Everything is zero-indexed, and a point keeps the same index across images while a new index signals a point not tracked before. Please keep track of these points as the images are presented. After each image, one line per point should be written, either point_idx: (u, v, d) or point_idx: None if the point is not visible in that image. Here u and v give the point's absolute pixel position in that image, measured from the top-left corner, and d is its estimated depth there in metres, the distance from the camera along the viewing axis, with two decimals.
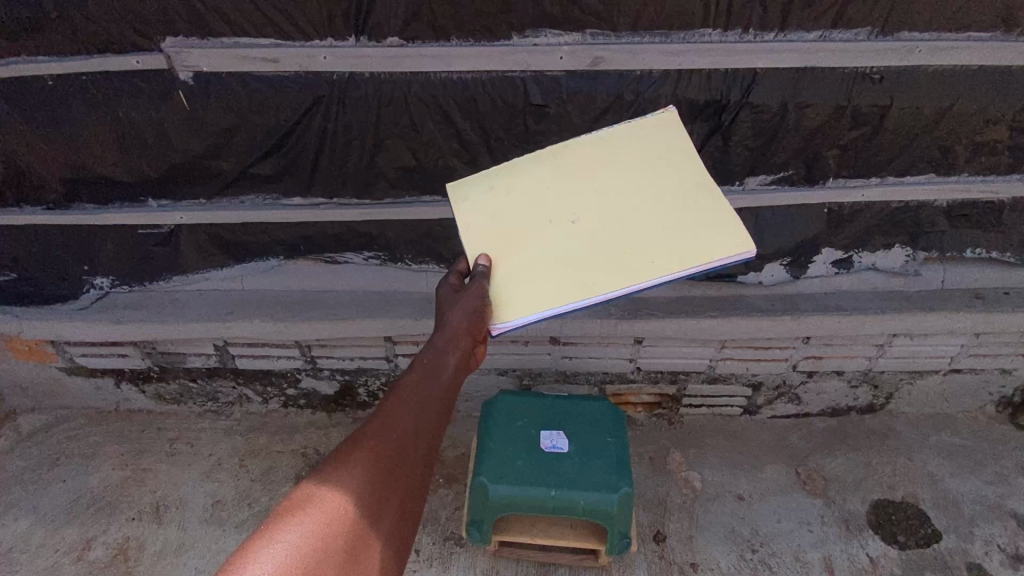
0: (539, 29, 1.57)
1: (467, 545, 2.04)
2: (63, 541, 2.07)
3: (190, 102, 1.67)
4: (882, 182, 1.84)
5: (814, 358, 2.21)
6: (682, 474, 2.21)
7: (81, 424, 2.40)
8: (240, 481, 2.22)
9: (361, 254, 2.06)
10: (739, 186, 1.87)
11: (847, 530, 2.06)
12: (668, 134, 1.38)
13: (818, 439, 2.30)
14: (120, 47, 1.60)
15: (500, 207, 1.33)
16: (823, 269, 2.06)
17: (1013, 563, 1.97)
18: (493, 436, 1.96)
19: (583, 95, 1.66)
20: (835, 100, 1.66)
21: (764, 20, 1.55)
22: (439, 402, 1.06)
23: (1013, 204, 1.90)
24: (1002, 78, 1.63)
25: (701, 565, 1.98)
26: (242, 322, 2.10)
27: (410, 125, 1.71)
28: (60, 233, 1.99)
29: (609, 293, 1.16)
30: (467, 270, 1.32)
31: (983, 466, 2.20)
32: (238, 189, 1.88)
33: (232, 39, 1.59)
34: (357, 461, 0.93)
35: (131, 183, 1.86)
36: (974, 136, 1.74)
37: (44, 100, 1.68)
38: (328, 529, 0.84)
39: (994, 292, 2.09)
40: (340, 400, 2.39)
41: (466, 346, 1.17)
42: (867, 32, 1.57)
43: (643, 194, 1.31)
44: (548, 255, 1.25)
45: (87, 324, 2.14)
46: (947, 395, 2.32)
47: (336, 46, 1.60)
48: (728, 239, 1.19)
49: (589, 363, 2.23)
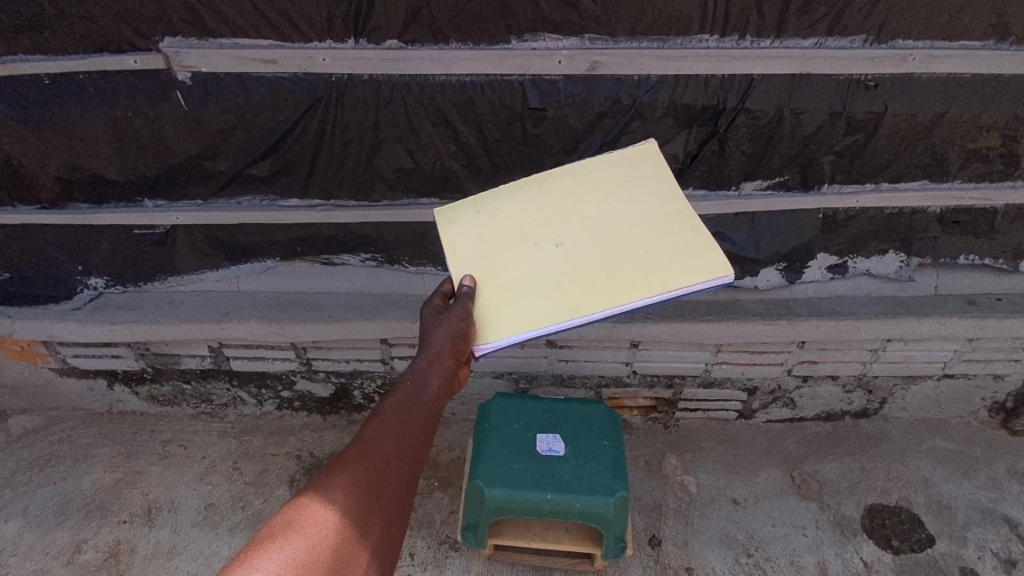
0: (538, 34, 1.58)
1: (462, 549, 2.03)
2: (53, 544, 2.05)
3: (187, 102, 1.67)
4: (875, 188, 1.86)
5: (809, 363, 2.22)
6: (678, 478, 2.21)
7: (73, 425, 2.38)
8: (234, 483, 2.21)
9: (358, 255, 2.06)
10: (735, 191, 1.87)
11: (842, 535, 2.06)
12: (652, 164, 1.40)
13: (813, 443, 2.31)
14: (117, 47, 1.60)
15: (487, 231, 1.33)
16: (818, 275, 2.08)
17: (1006, 568, 1.98)
18: (490, 440, 1.95)
19: (581, 98, 1.67)
20: (830, 107, 1.68)
21: (760, 26, 1.57)
22: (422, 423, 1.06)
23: (1007, 211, 1.91)
24: (993, 87, 1.65)
25: (696, 569, 1.99)
26: (236, 323, 2.09)
27: (408, 127, 1.71)
28: (54, 233, 1.98)
29: (590, 316, 1.16)
30: (453, 292, 1.32)
31: (977, 470, 2.22)
32: (235, 189, 1.87)
33: (230, 40, 1.59)
34: (340, 483, 0.93)
35: (126, 184, 1.85)
36: (966, 144, 1.76)
37: (39, 99, 1.68)
38: (309, 556, 0.84)
39: (986, 298, 2.11)
40: (335, 402, 2.39)
41: (449, 367, 1.17)
42: (862, 39, 1.58)
43: (627, 218, 1.32)
44: (533, 277, 1.25)
45: (80, 324, 2.12)
46: (941, 400, 2.33)
47: (335, 47, 1.60)
48: (708, 264, 1.19)
49: (584, 366, 2.23)
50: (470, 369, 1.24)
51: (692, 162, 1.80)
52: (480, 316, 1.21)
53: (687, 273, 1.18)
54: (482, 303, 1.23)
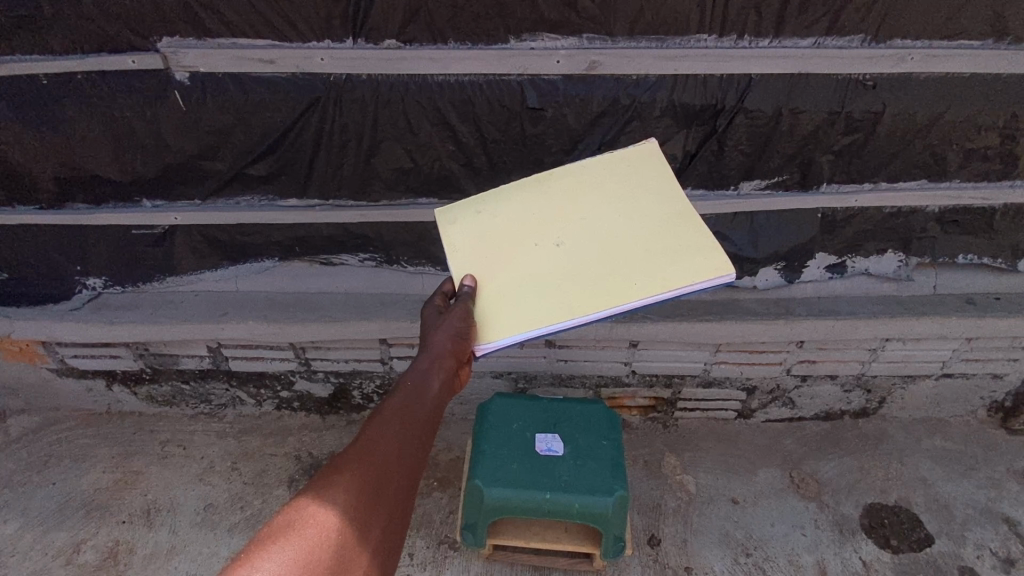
0: (536, 33, 1.58)
1: (461, 549, 2.03)
2: (52, 544, 2.05)
3: (185, 102, 1.67)
4: (874, 188, 1.86)
5: (808, 362, 2.22)
6: (677, 477, 2.21)
7: (72, 426, 2.38)
8: (233, 483, 2.21)
9: (357, 255, 2.05)
10: (734, 190, 1.87)
11: (840, 534, 2.06)
12: (652, 164, 1.40)
13: (812, 443, 2.31)
14: (115, 47, 1.60)
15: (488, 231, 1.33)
16: (817, 274, 2.08)
17: (1006, 567, 1.98)
18: (489, 440, 1.96)
19: (579, 98, 1.67)
20: (829, 106, 1.68)
21: (759, 26, 1.57)
22: (423, 424, 1.06)
23: (1006, 211, 1.91)
24: (991, 86, 1.65)
25: (695, 569, 1.99)
26: (235, 323, 2.09)
27: (406, 127, 1.71)
28: (52, 233, 1.98)
29: (590, 316, 1.16)
30: (453, 292, 1.32)
31: (975, 470, 2.22)
32: (233, 189, 1.87)
33: (228, 40, 1.59)
34: (341, 484, 0.92)
35: (124, 184, 1.85)
36: (965, 144, 1.76)
37: (37, 99, 1.68)
38: (309, 557, 0.84)
39: (985, 297, 2.11)
40: (334, 402, 2.39)
41: (450, 367, 1.17)
42: (860, 39, 1.58)
43: (627, 217, 1.32)
44: (533, 277, 1.25)
45: (79, 325, 2.12)
46: (940, 399, 2.33)
47: (334, 48, 1.60)
48: (708, 264, 1.19)
49: (583, 366, 2.23)
50: (470, 370, 1.24)
51: (690, 162, 1.80)
52: (480, 317, 1.21)
53: (687, 273, 1.18)
54: (482, 303, 1.23)
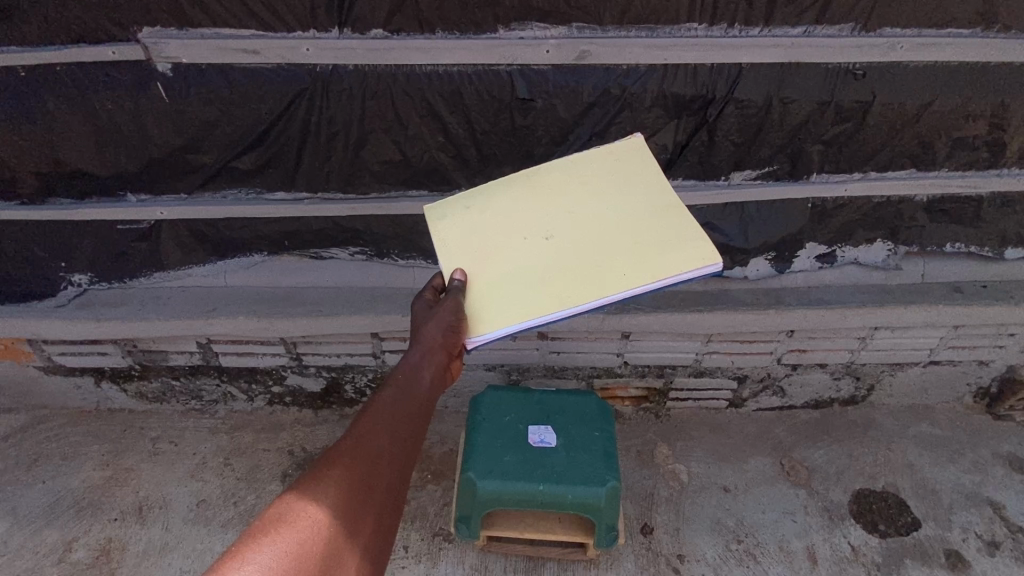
0: (525, 23, 1.57)
1: (456, 541, 2.04)
2: (44, 543, 2.04)
3: (168, 93, 1.64)
4: (863, 177, 1.86)
5: (798, 351, 2.24)
6: (670, 466, 2.23)
7: (60, 424, 2.35)
8: (226, 480, 2.20)
9: (347, 249, 2.04)
10: (724, 181, 1.88)
11: (830, 520, 2.09)
12: (639, 158, 1.40)
13: (802, 431, 2.34)
14: (95, 38, 1.57)
15: (476, 226, 1.33)
16: (808, 264, 2.09)
17: (990, 550, 2.02)
18: (482, 432, 1.96)
19: (569, 89, 1.65)
20: (819, 97, 1.68)
21: (748, 15, 1.57)
22: (414, 417, 1.06)
23: (992, 200, 1.93)
24: (979, 74, 1.66)
25: (687, 556, 2.01)
26: (224, 319, 2.07)
27: (395, 119, 1.69)
28: (36, 229, 1.95)
29: (580, 307, 1.15)
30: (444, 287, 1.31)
31: (961, 455, 2.25)
32: (220, 183, 1.85)
33: (210, 30, 1.57)
34: (332, 477, 0.92)
35: (109, 177, 1.82)
36: (953, 133, 1.76)
37: (15, 91, 1.64)
38: (302, 549, 0.84)
39: (972, 285, 2.13)
40: (326, 397, 2.38)
41: (441, 361, 1.16)
42: (850, 28, 1.59)
43: (614, 211, 1.32)
44: (522, 270, 1.24)
45: (64, 322, 2.09)
46: (927, 386, 2.36)
47: (319, 37, 1.58)
48: (696, 253, 1.18)
49: (576, 358, 2.24)
50: (462, 363, 1.24)
51: (681, 152, 1.80)
52: (471, 311, 1.21)
53: (676, 263, 1.18)
54: (474, 296, 1.22)
